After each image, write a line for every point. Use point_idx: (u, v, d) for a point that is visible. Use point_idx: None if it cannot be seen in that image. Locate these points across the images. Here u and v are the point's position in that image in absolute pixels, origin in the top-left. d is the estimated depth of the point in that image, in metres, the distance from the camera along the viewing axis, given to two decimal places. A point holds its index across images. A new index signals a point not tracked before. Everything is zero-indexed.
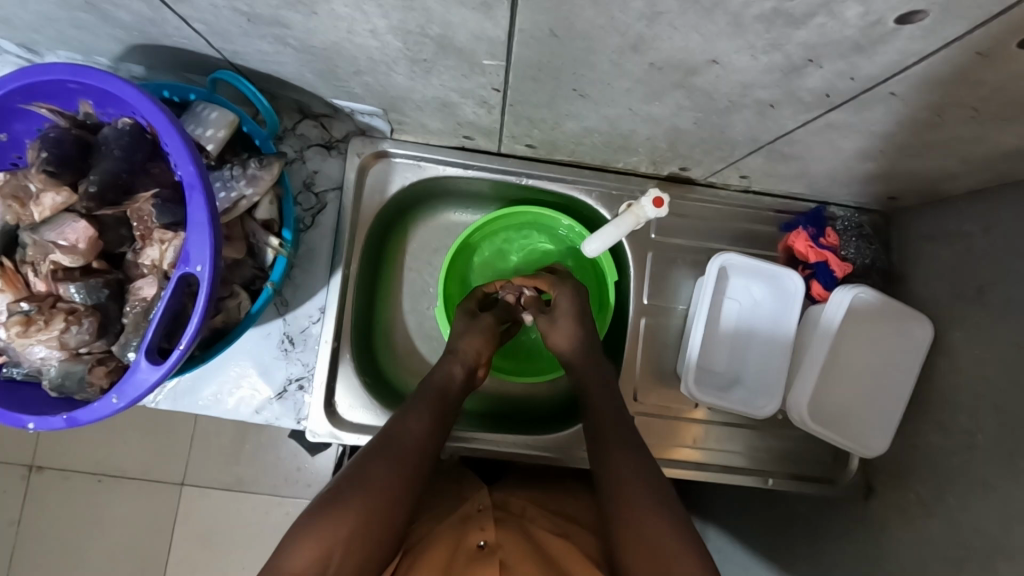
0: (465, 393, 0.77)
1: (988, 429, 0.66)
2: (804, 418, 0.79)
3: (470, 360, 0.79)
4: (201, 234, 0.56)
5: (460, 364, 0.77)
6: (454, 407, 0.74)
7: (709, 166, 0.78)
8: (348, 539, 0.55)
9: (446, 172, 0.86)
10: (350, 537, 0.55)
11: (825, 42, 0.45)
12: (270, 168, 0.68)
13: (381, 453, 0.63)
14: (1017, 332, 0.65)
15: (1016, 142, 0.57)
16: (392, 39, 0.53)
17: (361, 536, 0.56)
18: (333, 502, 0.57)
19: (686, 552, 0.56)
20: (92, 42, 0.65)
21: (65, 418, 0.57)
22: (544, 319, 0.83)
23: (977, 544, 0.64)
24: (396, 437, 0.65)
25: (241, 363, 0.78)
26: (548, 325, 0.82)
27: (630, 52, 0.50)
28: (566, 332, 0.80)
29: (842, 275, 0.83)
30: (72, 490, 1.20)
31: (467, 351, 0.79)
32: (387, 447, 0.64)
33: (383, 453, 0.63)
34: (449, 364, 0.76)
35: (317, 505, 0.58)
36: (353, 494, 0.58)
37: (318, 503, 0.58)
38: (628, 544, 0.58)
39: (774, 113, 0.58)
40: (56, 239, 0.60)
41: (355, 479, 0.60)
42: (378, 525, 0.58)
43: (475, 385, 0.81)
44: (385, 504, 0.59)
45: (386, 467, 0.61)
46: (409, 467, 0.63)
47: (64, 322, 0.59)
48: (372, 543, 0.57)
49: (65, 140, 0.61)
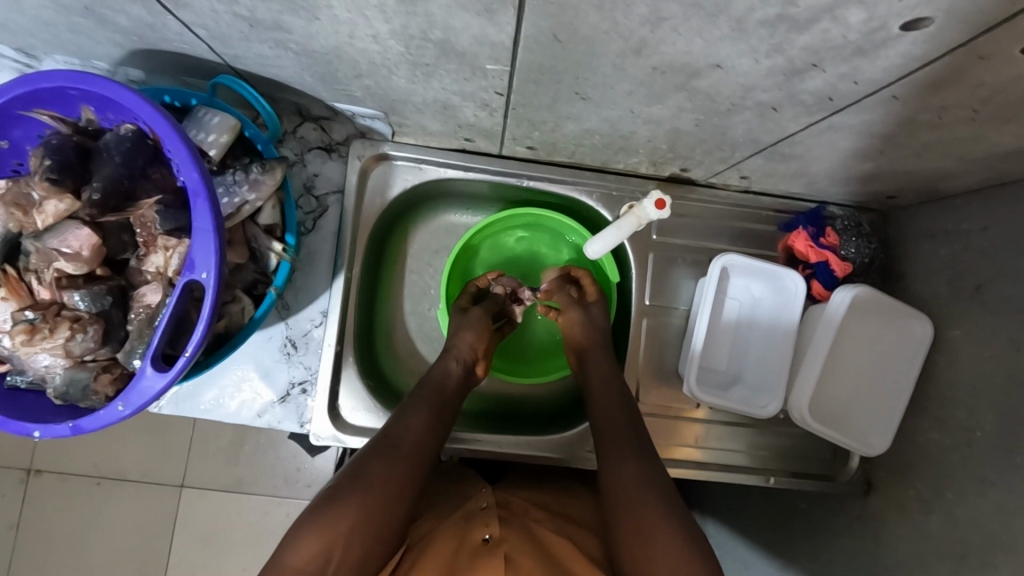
0: (464, 391, 0.78)
1: (987, 426, 0.67)
2: (806, 417, 0.79)
3: (466, 357, 0.79)
4: (206, 240, 0.56)
5: (457, 361, 0.77)
6: (454, 406, 0.74)
7: (710, 167, 0.78)
8: (348, 535, 0.55)
9: (446, 174, 0.86)
10: (350, 533, 0.55)
11: (827, 47, 0.45)
12: (272, 173, 0.68)
13: (380, 452, 0.63)
14: (1015, 330, 0.66)
15: (1014, 142, 0.57)
16: (395, 44, 0.53)
17: (362, 533, 0.56)
18: (333, 499, 0.57)
19: (688, 551, 0.56)
20: (90, 47, 0.64)
21: (70, 426, 0.57)
22: (578, 308, 0.85)
23: (976, 540, 0.65)
24: (396, 436, 0.65)
25: (243, 366, 0.78)
26: (584, 318, 0.84)
27: (634, 56, 0.50)
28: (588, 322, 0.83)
29: (842, 275, 0.83)
30: (71, 494, 1.19)
31: (462, 348, 0.79)
32: (386, 445, 0.64)
33: (382, 452, 0.63)
34: (445, 361, 0.77)
35: (317, 502, 0.58)
36: (352, 491, 0.58)
37: (319, 500, 0.58)
38: (632, 547, 0.58)
39: (775, 115, 0.59)
40: (59, 247, 0.60)
41: (354, 476, 0.60)
42: (378, 522, 0.58)
43: (475, 382, 0.82)
44: (384, 501, 0.59)
45: (385, 465, 0.62)
46: (409, 464, 0.63)
47: (69, 330, 0.59)
48: (373, 540, 0.57)
49: (67, 146, 0.61)
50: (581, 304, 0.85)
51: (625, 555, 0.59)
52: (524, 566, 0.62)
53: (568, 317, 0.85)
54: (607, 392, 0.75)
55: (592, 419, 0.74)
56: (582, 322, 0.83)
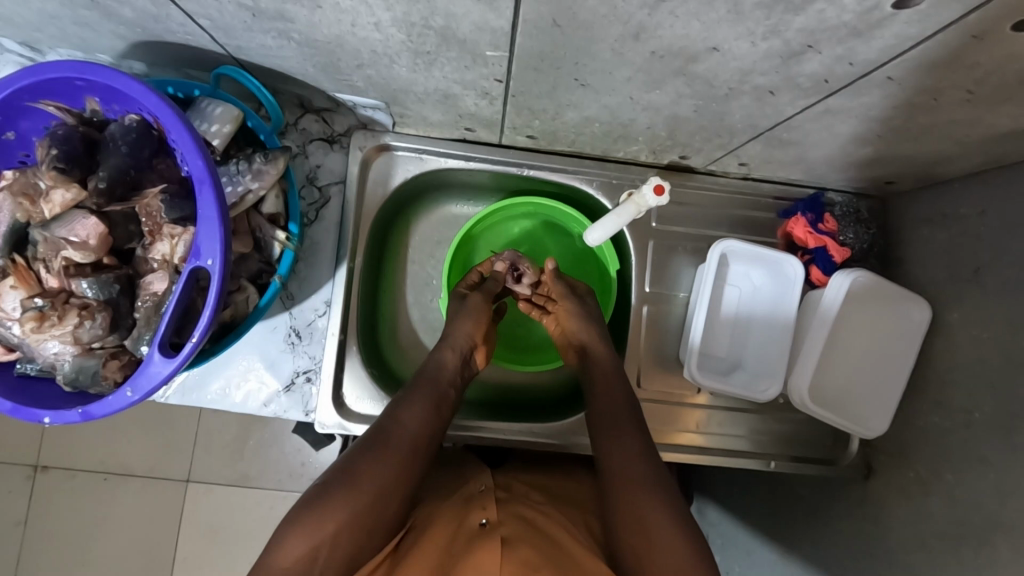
0: (461, 381, 0.78)
1: (985, 407, 0.68)
2: (805, 400, 0.80)
3: (463, 346, 0.79)
4: (211, 228, 0.57)
5: (453, 351, 0.78)
6: (450, 399, 0.74)
7: (708, 154, 0.79)
8: (337, 533, 0.56)
9: (447, 164, 0.87)
10: (337, 531, 0.56)
11: (823, 28, 0.46)
12: (275, 163, 0.68)
13: (370, 448, 0.63)
14: (1011, 311, 0.67)
15: (1011, 123, 0.58)
16: (396, 32, 0.54)
17: (351, 530, 0.57)
18: (322, 496, 0.58)
19: (683, 549, 0.57)
20: (94, 40, 0.65)
21: (80, 411, 0.58)
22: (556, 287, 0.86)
23: (975, 520, 0.66)
24: (388, 432, 0.65)
25: (248, 356, 0.79)
26: (586, 313, 0.82)
27: (632, 41, 0.51)
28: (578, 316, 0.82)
29: (841, 260, 0.83)
30: (78, 490, 1.20)
31: (459, 337, 0.79)
32: (376, 439, 0.64)
33: (372, 447, 0.63)
34: (442, 353, 0.77)
35: (307, 499, 0.58)
36: (340, 487, 0.59)
37: (308, 497, 0.59)
38: (631, 544, 0.58)
39: (772, 99, 0.59)
40: (67, 235, 0.61)
41: (343, 473, 0.60)
42: (369, 518, 0.59)
43: (473, 372, 0.82)
44: (374, 498, 0.60)
45: (374, 461, 0.62)
46: (401, 459, 0.64)
47: (78, 317, 0.60)
48: (364, 536, 0.58)
49: (74, 137, 0.62)
50: (579, 296, 0.84)
51: (621, 551, 0.59)
52: (521, 547, 0.61)
53: (564, 307, 0.83)
54: (608, 377, 0.75)
55: (590, 405, 0.74)
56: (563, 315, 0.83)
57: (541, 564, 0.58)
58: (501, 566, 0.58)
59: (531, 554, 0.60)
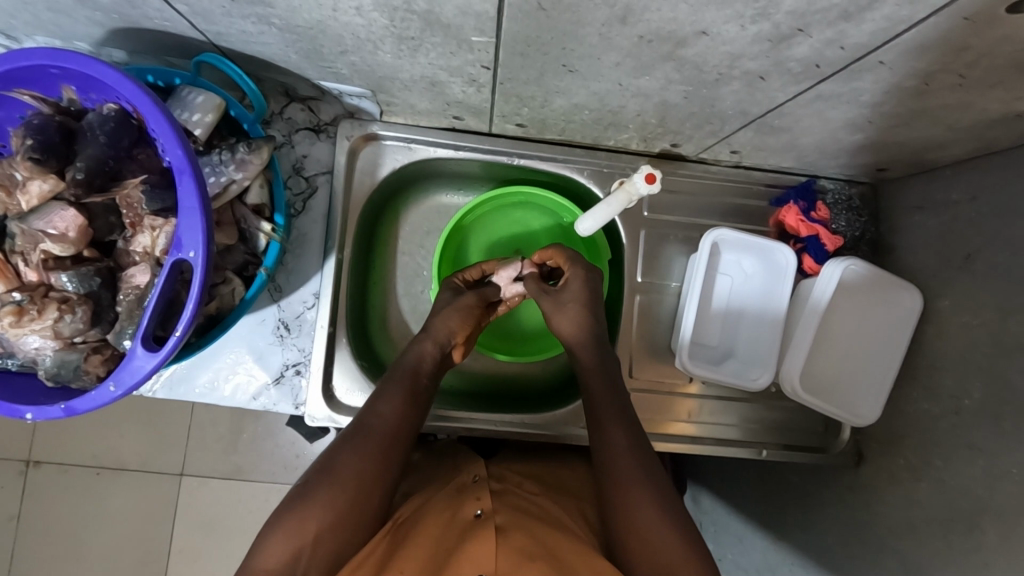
0: (439, 373, 0.77)
1: (975, 394, 0.68)
2: (796, 389, 0.79)
3: (443, 339, 0.77)
4: (193, 219, 0.56)
5: (433, 343, 0.76)
6: (429, 389, 0.73)
7: (700, 141, 0.78)
8: (320, 533, 0.56)
9: (435, 153, 0.86)
10: (320, 531, 0.56)
11: (813, 11, 0.45)
12: (259, 152, 0.67)
13: (350, 443, 0.62)
14: (1003, 297, 0.66)
15: (1003, 106, 0.57)
16: (378, 16, 0.53)
17: (336, 528, 0.56)
18: (302, 496, 0.58)
19: (685, 549, 0.56)
20: (71, 27, 0.64)
21: (63, 407, 0.57)
22: (536, 285, 0.81)
23: (964, 505, 0.66)
24: (368, 426, 0.64)
25: (236, 350, 0.78)
26: (552, 307, 0.78)
27: (619, 25, 0.50)
28: (572, 317, 0.76)
29: (833, 248, 0.82)
30: (71, 485, 1.20)
31: (441, 330, 0.77)
32: (355, 436, 0.63)
33: (353, 442, 0.62)
34: (421, 344, 0.75)
35: (289, 499, 0.58)
36: (321, 485, 0.58)
37: (291, 498, 0.58)
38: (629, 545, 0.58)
39: (763, 85, 0.58)
40: (45, 228, 0.60)
41: (323, 471, 0.60)
42: (354, 513, 0.58)
43: (451, 363, 0.80)
44: (357, 492, 0.59)
45: (355, 455, 0.61)
46: (383, 452, 0.63)
47: (57, 311, 0.59)
48: (349, 532, 0.57)
49: (49, 127, 0.60)
50: (551, 290, 0.80)
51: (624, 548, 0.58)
52: (516, 535, 0.60)
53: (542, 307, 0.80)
54: (588, 378, 0.73)
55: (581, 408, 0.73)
56: (554, 314, 0.78)
57: (536, 553, 0.58)
58: (496, 556, 0.57)
59: (525, 543, 0.59)
